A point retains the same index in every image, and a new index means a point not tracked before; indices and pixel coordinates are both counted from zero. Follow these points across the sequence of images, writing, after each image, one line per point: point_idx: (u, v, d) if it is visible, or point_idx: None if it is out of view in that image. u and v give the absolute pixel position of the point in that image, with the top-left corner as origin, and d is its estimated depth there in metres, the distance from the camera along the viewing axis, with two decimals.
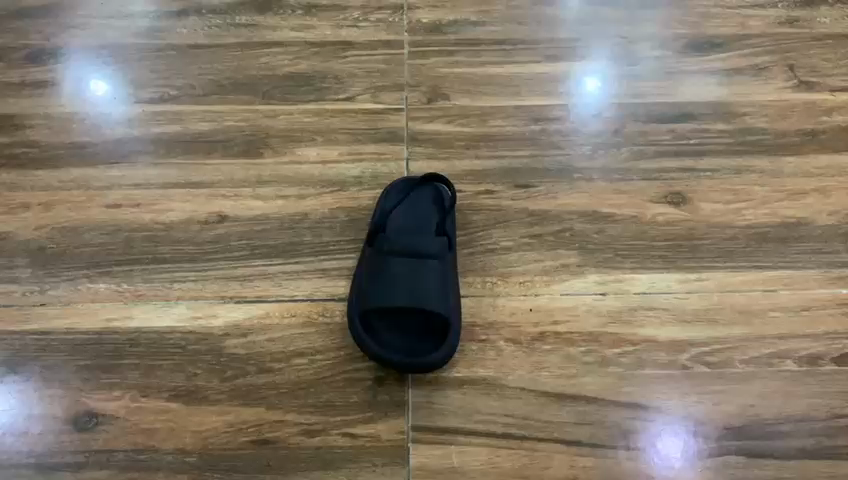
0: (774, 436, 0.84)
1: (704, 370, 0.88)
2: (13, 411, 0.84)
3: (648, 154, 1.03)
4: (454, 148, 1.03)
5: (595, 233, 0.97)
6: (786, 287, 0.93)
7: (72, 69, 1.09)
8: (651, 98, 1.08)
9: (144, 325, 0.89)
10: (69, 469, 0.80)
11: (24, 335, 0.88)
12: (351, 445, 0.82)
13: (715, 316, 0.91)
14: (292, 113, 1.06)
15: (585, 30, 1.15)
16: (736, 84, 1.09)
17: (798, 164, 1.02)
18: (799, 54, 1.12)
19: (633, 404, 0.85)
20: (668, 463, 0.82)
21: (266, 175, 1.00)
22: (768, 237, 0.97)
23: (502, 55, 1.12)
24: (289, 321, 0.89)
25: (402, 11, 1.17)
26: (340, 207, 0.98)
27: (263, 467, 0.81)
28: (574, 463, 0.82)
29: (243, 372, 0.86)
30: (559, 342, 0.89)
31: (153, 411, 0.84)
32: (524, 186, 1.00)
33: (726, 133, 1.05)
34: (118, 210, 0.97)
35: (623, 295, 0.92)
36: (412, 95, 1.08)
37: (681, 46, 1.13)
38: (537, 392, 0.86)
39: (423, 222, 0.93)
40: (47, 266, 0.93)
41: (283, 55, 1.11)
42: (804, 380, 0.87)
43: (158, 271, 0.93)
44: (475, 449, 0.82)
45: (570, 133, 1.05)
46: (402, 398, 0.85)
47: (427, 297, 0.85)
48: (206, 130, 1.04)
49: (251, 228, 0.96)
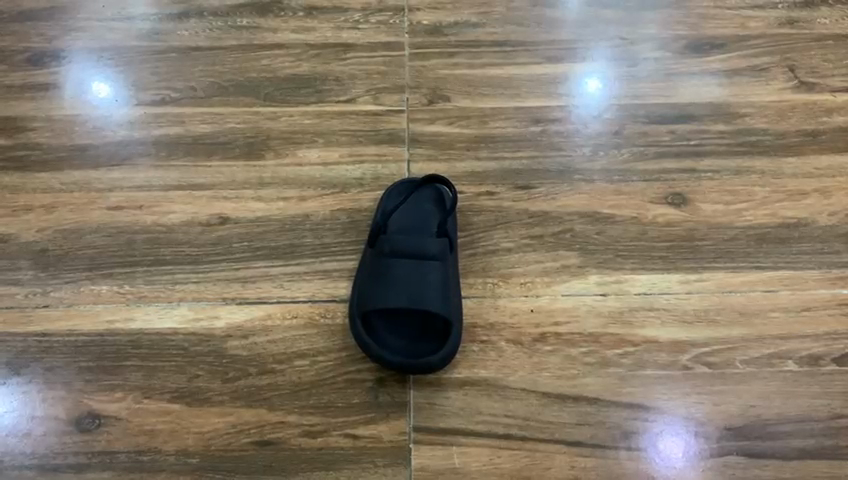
0: (774, 436, 0.84)
1: (705, 371, 0.88)
2: (15, 412, 0.84)
3: (649, 156, 1.03)
4: (455, 150, 1.03)
5: (595, 234, 0.97)
6: (787, 287, 0.93)
7: (74, 72, 1.09)
8: (651, 99, 1.08)
9: (146, 326, 0.89)
10: (71, 471, 0.81)
11: (26, 337, 0.88)
12: (352, 446, 0.82)
13: (715, 316, 0.91)
14: (293, 115, 1.06)
15: (585, 31, 1.15)
16: (736, 85, 1.09)
17: (798, 164, 1.03)
18: (798, 55, 1.12)
19: (633, 404, 0.86)
20: (669, 463, 0.82)
21: (267, 177, 1.01)
22: (768, 237, 0.97)
23: (502, 56, 1.12)
24: (290, 323, 0.90)
25: (402, 13, 1.17)
26: (341, 209, 0.99)
27: (265, 468, 0.81)
28: (576, 464, 0.82)
29: (245, 373, 0.86)
30: (560, 343, 0.89)
31: (155, 412, 0.84)
32: (524, 187, 1.01)
33: (727, 134, 1.05)
34: (119, 212, 0.98)
35: (624, 296, 0.93)
36: (413, 97, 1.08)
37: (680, 47, 1.13)
38: (538, 393, 0.86)
39: (424, 223, 0.93)
40: (49, 268, 0.93)
41: (283, 56, 1.12)
42: (805, 380, 0.87)
43: (160, 273, 0.93)
44: (476, 449, 0.83)
45: (571, 134, 1.05)
46: (404, 399, 0.85)
47: (427, 297, 0.85)
48: (208, 132, 1.04)
49: (252, 230, 0.97)
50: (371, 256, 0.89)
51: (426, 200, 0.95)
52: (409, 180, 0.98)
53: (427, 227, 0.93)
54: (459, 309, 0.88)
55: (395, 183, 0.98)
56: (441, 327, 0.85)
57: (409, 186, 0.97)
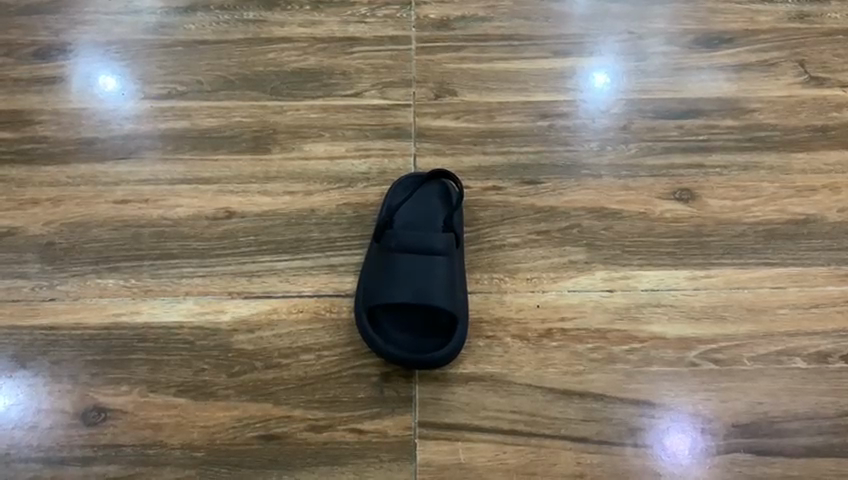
0: (782, 434, 0.83)
1: (712, 367, 0.87)
2: (22, 406, 0.84)
3: (657, 151, 1.03)
4: (461, 144, 1.03)
5: (602, 230, 0.96)
6: (795, 284, 0.93)
7: (80, 65, 1.09)
8: (659, 94, 1.08)
9: (152, 320, 0.89)
10: (77, 464, 0.81)
11: (33, 331, 0.89)
12: (357, 441, 0.82)
13: (723, 313, 0.91)
14: (300, 109, 1.06)
15: (593, 26, 1.15)
16: (745, 80, 1.09)
17: (807, 160, 1.02)
18: (809, 49, 1.12)
19: (640, 401, 0.85)
20: (675, 460, 0.82)
21: (274, 171, 1.01)
22: (777, 233, 0.96)
23: (509, 50, 1.12)
24: (296, 317, 0.90)
25: (409, 7, 1.17)
26: (347, 203, 0.98)
27: (270, 462, 0.81)
28: (581, 460, 0.82)
29: (250, 368, 0.86)
30: (566, 339, 0.89)
31: (161, 406, 0.84)
32: (531, 182, 1.00)
33: (735, 129, 1.04)
34: (126, 206, 0.98)
35: (631, 292, 0.92)
36: (420, 91, 1.08)
37: (689, 41, 1.13)
38: (544, 389, 0.86)
39: (430, 218, 0.93)
40: (56, 262, 0.93)
41: (290, 50, 1.11)
42: (813, 378, 0.86)
43: (165, 266, 0.93)
44: (481, 445, 0.82)
45: (578, 129, 1.04)
46: (409, 395, 0.85)
47: (433, 292, 0.85)
48: (214, 126, 1.04)
49: (258, 224, 0.96)
50: (377, 251, 0.89)
51: (433, 195, 0.95)
52: (417, 175, 0.98)
53: (434, 222, 0.93)
54: (465, 304, 0.87)
55: (401, 178, 0.98)
56: (446, 322, 0.85)
57: (416, 181, 0.97)
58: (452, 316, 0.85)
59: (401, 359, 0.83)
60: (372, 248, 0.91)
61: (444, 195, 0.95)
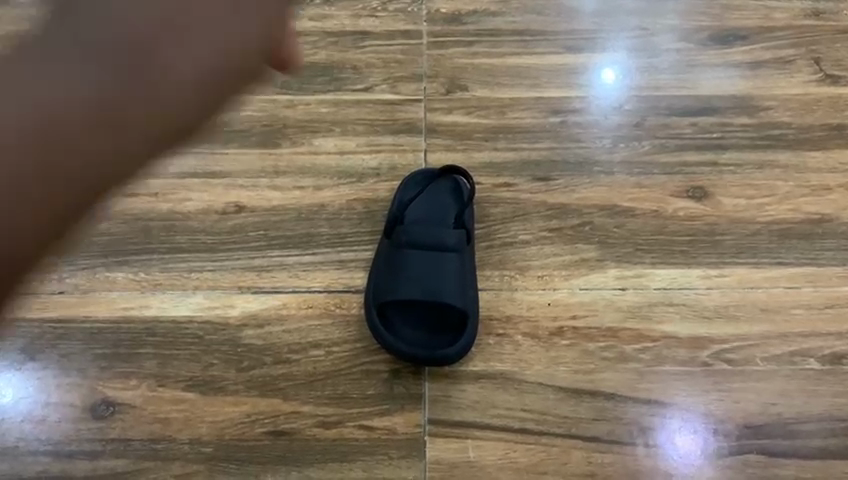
0: (795, 435, 0.82)
1: (725, 367, 0.87)
2: (31, 399, 0.84)
3: (670, 148, 1.02)
4: (473, 140, 1.02)
5: (615, 227, 0.96)
6: (810, 283, 0.92)
7: None
8: (672, 90, 1.06)
9: (161, 314, 0.89)
10: (85, 458, 0.81)
11: (42, 323, 0.88)
12: (367, 438, 0.82)
13: (736, 313, 0.90)
14: (310, 103, 1.05)
15: (605, 22, 1.13)
16: (760, 77, 1.07)
17: (822, 158, 1.01)
18: (825, 47, 1.10)
19: (651, 400, 0.85)
20: (687, 461, 0.82)
21: (283, 165, 1.00)
22: (791, 233, 0.95)
23: (521, 46, 1.11)
24: (305, 313, 0.89)
25: (421, 0, 1.16)
26: (357, 199, 0.98)
27: (279, 458, 0.81)
28: (592, 459, 0.81)
29: (259, 363, 0.86)
30: (577, 337, 0.88)
31: (169, 401, 0.84)
32: (543, 179, 0.99)
33: (750, 127, 1.03)
34: (135, 199, 0.97)
35: (643, 291, 0.91)
36: (431, 86, 1.07)
37: (703, 38, 1.11)
38: (555, 387, 0.85)
39: (441, 215, 0.93)
40: (65, 254, 0.93)
41: (301, 44, 1.11)
42: (828, 379, 0.86)
43: (175, 260, 0.93)
44: (491, 443, 0.82)
45: (590, 125, 1.04)
46: (418, 392, 0.84)
47: (444, 289, 0.85)
48: (224, 120, 1.04)
49: (268, 219, 0.96)
50: (388, 247, 0.89)
51: (444, 189, 0.95)
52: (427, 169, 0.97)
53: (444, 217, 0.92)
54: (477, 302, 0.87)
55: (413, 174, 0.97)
56: (458, 319, 0.85)
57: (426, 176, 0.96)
58: (464, 313, 0.85)
59: (413, 355, 0.83)
60: (383, 244, 0.91)
61: (455, 190, 0.95)
